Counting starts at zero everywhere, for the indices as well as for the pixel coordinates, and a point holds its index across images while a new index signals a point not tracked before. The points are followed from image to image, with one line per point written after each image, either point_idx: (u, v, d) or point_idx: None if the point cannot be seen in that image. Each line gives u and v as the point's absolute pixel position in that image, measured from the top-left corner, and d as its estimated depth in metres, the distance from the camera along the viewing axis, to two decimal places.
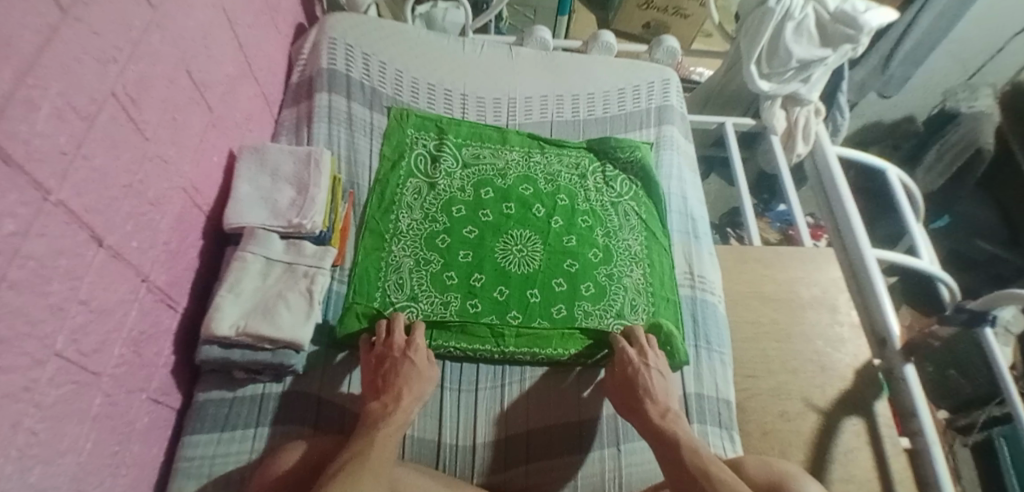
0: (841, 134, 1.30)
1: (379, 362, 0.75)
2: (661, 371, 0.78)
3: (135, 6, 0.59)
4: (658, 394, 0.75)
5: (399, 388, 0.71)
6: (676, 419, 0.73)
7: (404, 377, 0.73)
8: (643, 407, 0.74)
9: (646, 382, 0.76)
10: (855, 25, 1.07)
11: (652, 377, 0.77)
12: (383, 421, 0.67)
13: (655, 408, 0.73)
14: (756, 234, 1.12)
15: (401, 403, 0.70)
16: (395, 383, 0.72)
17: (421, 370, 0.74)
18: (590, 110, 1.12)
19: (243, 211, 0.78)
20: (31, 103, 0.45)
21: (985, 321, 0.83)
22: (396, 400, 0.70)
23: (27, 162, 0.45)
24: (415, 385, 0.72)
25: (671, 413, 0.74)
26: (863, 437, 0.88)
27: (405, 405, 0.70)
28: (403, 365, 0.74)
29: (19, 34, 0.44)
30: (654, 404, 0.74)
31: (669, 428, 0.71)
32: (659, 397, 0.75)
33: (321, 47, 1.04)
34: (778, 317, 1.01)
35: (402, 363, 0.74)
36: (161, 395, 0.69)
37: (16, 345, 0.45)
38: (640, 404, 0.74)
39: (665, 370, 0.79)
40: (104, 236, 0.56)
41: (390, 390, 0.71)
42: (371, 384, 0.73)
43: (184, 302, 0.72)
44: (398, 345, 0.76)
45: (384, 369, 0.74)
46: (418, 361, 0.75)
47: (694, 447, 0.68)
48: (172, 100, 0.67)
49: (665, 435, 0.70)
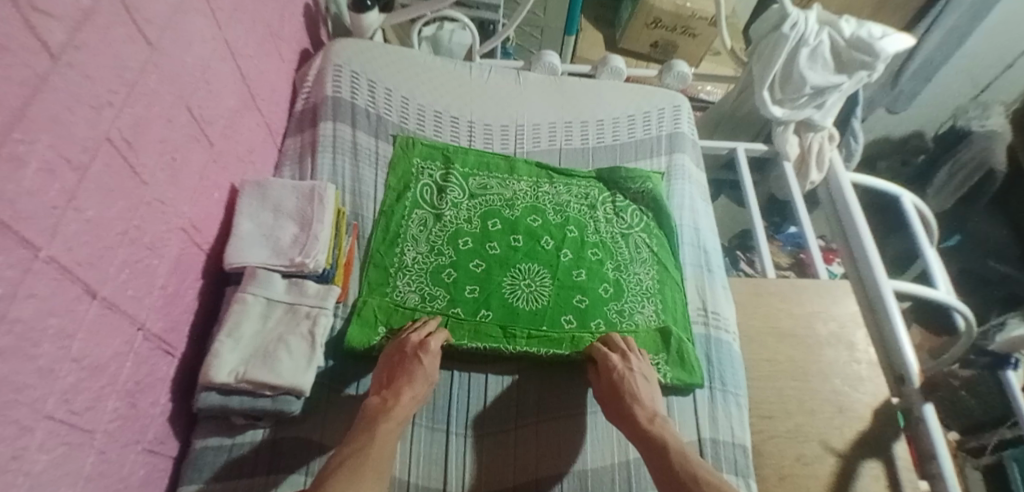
0: (855, 159, 1.26)
1: (390, 356, 0.76)
2: (644, 374, 0.78)
3: (132, 46, 0.57)
4: (645, 399, 0.76)
5: (400, 385, 0.73)
6: (664, 424, 0.73)
7: (409, 375, 0.74)
8: (632, 412, 0.74)
9: (632, 387, 0.76)
10: (871, 52, 1.05)
11: (637, 381, 0.77)
12: (382, 417, 0.69)
13: (643, 412, 0.74)
14: (770, 264, 1.08)
15: (400, 399, 0.71)
16: (399, 380, 0.73)
17: (427, 372, 0.75)
18: (599, 137, 1.09)
19: (243, 249, 0.75)
20: (18, 159, 0.43)
21: (1007, 364, 0.79)
22: (395, 396, 0.72)
23: (15, 222, 0.43)
24: (418, 385, 0.73)
25: (659, 417, 0.74)
26: (883, 481, 0.85)
27: (405, 402, 0.71)
28: (413, 364, 0.74)
29: (5, 89, 0.41)
30: (642, 409, 0.75)
31: (657, 432, 0.72)
32: (645, 401, 0.75)
33: (326, 74, 1.03)
34: (794, 355, 0.98)
35: (412, 363, 0.75)
36: (157, 445, 0.66)
37: (3, 415, 0.43)
38: (628, 409, 0.74)
39: (648, 373, 0.79)
40: (97, 289, 0.54)
41: (393, 386, 0.73)
42: (378, 380, 0.75)
43: (182, 346, 0.70)
44: (412, 343, 0.76)
45: (393, 365, 0.75)
46: (428, 364, 0.75)
47: (682, 449, 0.69)
48: (171, 140, 0.65)
49: (654, 440, 0.71)
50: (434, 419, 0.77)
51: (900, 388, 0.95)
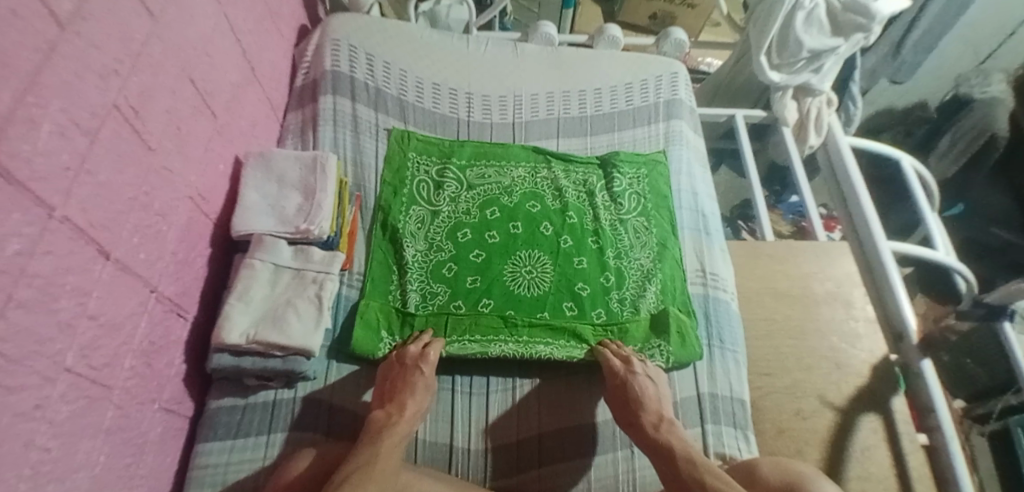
0: (853, 124, 1.26)
1: (389, 371, 0.75)
2: (650, 376, 0.77)
3: (136, 17, 0.59)
4: (652, 403, 0.74)
5: (403, 398, 0.71)
6: (671, 427, 0.71)
7: (410, 387, 0.72)
8: (638, 419, 0.73)
9: (638, 392, 0.74)
10: (867, 14, 1.04)
11: (642, 385, 0.75)
12: (388, 430, 0.67)
13: (649, 418, 0.72)
14: (768, 229, 1.10)
15: (405, 413, 0.69)
16: (401, 393, 0.72)
17: (427, 382, 0.74)
18: (597, 107, 1.10)
19: (250, 217, 0.78)
20: (32, 121, 0.45)
21: (1004, 315, 0.80)
22: (400, 410, 0.70)
23: (30, 182, 0.45)
24: (420, 395, 0.72)
25: (665, 422, 0.72)
26: (881, 435, 0.86)
27: (409, 416, 0.70)
28: (413, 375, 0.74)
29: (18, 52, 0.43)
30: (647, 414, 0.73)
31: (663, 438, 0.70)
32: (651, 405, 0.74)
33: (325, 49, 1.04)
34: (793, 313, 0.99)
35: (413, 373, 0.74)
36: (174, 405, 0.69)
37: (25, 364, 0.45)
38: (633, 415, 0.73)
39: (655, 375, 0.78)
40: (111, 250, 0.56)
41: (397, 400, 0.71)
42: (380, 395, 0.73)
43: (194, 310, 0.73)
44: (412, 354, 0.76)
45: (393, 377, 0.74)
46: (428, 373, 0.75)
47: (689, 455, 0.67)
48: (176, 110, 0.67)
49: (661, 448, 0.69)
50: (439, 379, 0.80)
51: (897, 345, 0.96)
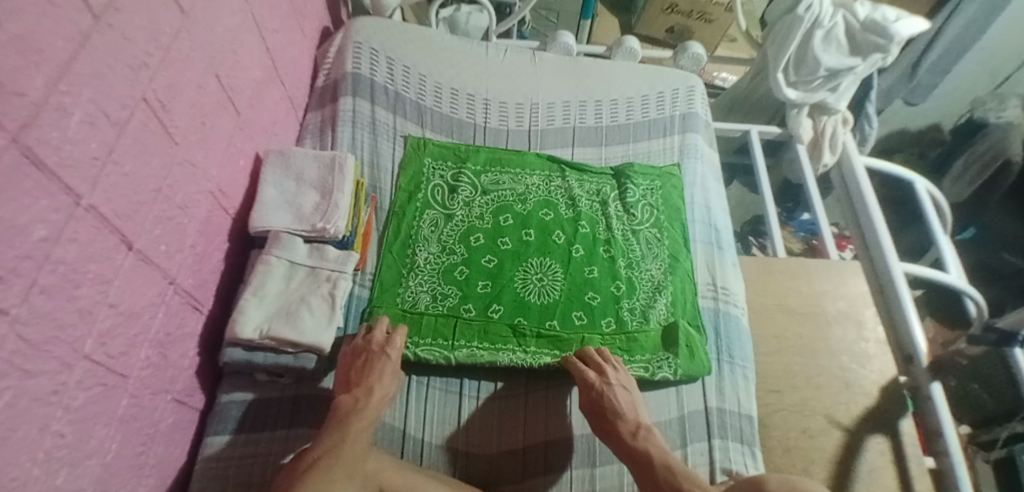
0: (869, 143, 1.27)
1: (355, 356, 0.74)
2: (624, 385, 0.77)
3: (166, 12, 0.60)
4: (627, 411, 0.74)
5: (370, 381, 0.71)
6: (648, 435, 0.72)
7: (376, 371, 0.72)
8: (615, 428, 0.73)
9: (613, 403, 0.74)
10: (885, 35, 1.04)
11: (617, 395, 0.75)
12: (354, 415, 0.67)
13: (626, 427, 0.72)
14: (780, 245, 1.10)
15: (371, 398, 0.69)
16: (368, 378, 0.71)
17: (393, 366, 0.74)
18: (612, 117, 1.11)
19: (267, 214, 0.79)
20: (63, 109, 0.46)
21: (1014, 341, 0.81)
22: (367, 394, 0.70)
23: (58, 169, 0.46)
24: (388, 379, 0.72)
25: (643, 429, 0.73)
26: (887, 456, 0.86)
27: (376, 400, 0.70)
28: (379, 360, 0.73)
29: (50, 41, 0.44)
30: (623, 422, 0.73)
31: (641, 448, 0.70)
32: (627, 414, 0.74)
33: (346, 51, 1.06)
34: (802, 332, 0.99)
35: (379, 357, 0.74)
36: (185, 397, 0.70)
37: (44, 349, 0.46)
38: (611, 427, 0.73)
39: (629, 383, 0.78)
40: (133, 240, 0.57)
41: (364, 384, 0.71)
42: (345, 379, 0.73)
43: (209, 304, 0.74)
44: (377, 341, 0.75)
45: (359, 363, 0.73)
46: (394, 357, 0.74)
47: (667, 462, 0.68)
48: (200, 105, 0.68)
49: (639, 457, 0.70)
50: (448, 381, 0.80)
51: (907, 366, 0.95)
